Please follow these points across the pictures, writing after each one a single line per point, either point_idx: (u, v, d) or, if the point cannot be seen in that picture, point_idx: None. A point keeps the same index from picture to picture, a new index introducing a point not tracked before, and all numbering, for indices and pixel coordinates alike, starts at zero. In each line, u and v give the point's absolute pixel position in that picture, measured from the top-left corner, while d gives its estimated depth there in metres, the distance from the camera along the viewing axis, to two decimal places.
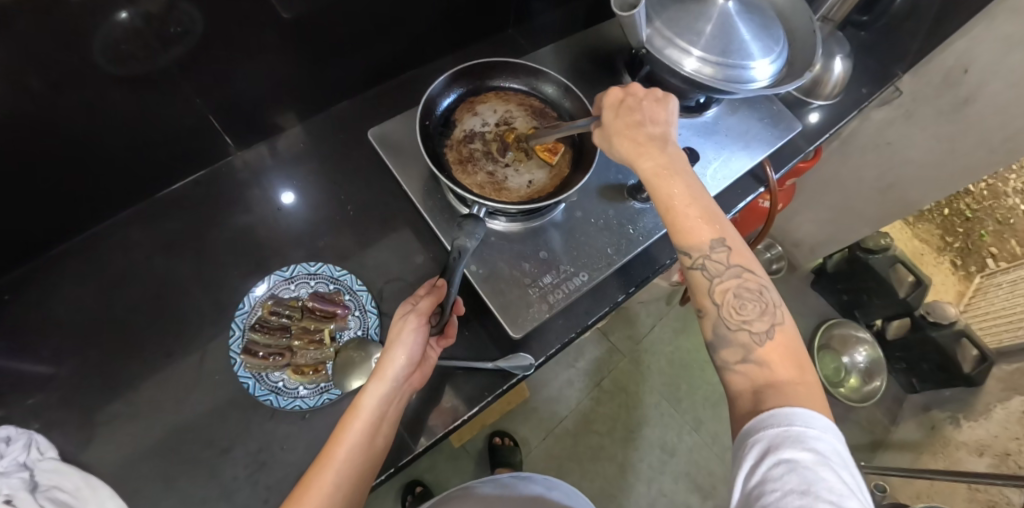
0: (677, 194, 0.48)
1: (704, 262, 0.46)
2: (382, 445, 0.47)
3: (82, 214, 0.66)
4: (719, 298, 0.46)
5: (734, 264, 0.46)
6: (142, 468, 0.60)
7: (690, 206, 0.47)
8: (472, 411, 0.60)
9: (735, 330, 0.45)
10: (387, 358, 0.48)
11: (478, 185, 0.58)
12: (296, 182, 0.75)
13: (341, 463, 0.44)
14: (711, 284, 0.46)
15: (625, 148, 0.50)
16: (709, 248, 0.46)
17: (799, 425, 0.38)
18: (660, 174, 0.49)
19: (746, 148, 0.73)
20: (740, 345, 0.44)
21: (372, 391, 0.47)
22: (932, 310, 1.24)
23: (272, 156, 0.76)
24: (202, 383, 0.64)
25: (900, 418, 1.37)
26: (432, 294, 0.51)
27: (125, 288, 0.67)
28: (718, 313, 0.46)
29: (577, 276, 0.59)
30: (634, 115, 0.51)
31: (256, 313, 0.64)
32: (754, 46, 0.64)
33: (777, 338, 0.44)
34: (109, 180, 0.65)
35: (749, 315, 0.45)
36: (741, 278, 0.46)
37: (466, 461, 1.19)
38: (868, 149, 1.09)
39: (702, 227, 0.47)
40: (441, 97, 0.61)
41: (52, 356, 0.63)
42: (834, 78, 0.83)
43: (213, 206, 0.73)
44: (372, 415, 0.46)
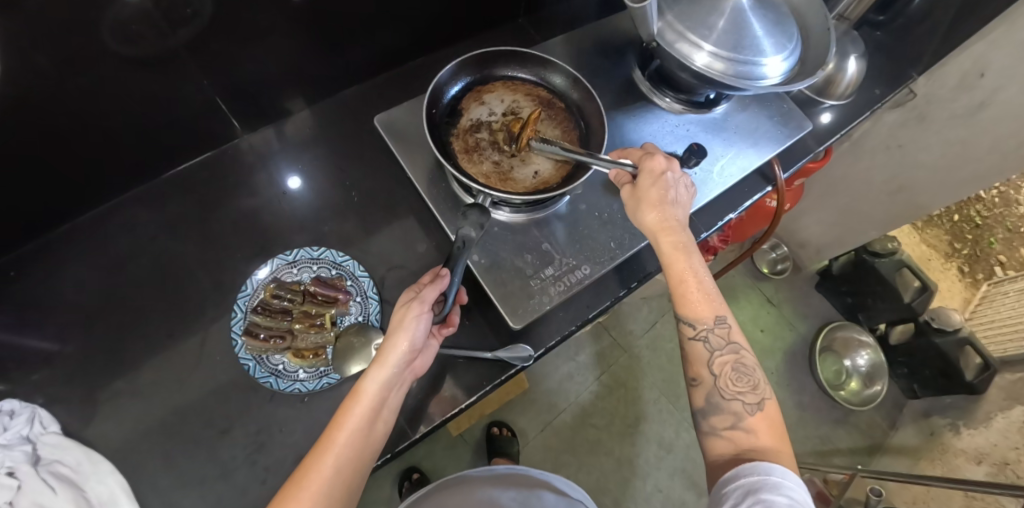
0: (689, 270, 0.52)
1: (707, 335, 0.51)
2: (383, 430, 0.48)
3: (88, 194, 0.67)
4: (717, 369, 0.50)
5: (734, 343, 0.51)
6: (143, 445, 0.60)
7: (699, 283, 0.52)
8: (471, 399, 0.60)
9: (729, 399, 0.49)
10: (390, 343, 0.48)
11: (484, 174, 0.57)
12: (301, 165, 0.75)
13: (343, 448, 0.44)
14: (711, 355, 0.51)
15: (649, 218, 0.53)
16: (712, 323, 0.51)
17: (775, 474, 0.41)
18: (677, 250, 0.52)
19: (755, 146, 0.73)
20: (732, 414, 0.48)
21: (373, 376, 0.47)
22: (937, 316, 1.23)
23: (280, 140, 0.76)
24: (203, 364, 0.64)
25: (899, 423, 1.36)
26: (436, 282, 0.51)
27: (129, 267, 0.68)
28: (715, 383, 0.50)
29: (579, 269, 0.58)
30: (667, 192, 0.54)
31: (258, 295, 0.63)
32: (766, 42, 0.63)
33: (768, 410, 0.48)
34: (114, 160, 0.65)
35: (743, 388, 0.49)
36: (738, 355, 0.50)
37: (463, 450, 1.19)
38: (878, 151, 1.08)
39: (709, 305, 0.51)
40: (448, 85, 0.58)
41: (57, 332, 0.64)
42: (847, 78, 0.83)
43: (219, 189, 0.73)
44: (373, 399, 0.47)
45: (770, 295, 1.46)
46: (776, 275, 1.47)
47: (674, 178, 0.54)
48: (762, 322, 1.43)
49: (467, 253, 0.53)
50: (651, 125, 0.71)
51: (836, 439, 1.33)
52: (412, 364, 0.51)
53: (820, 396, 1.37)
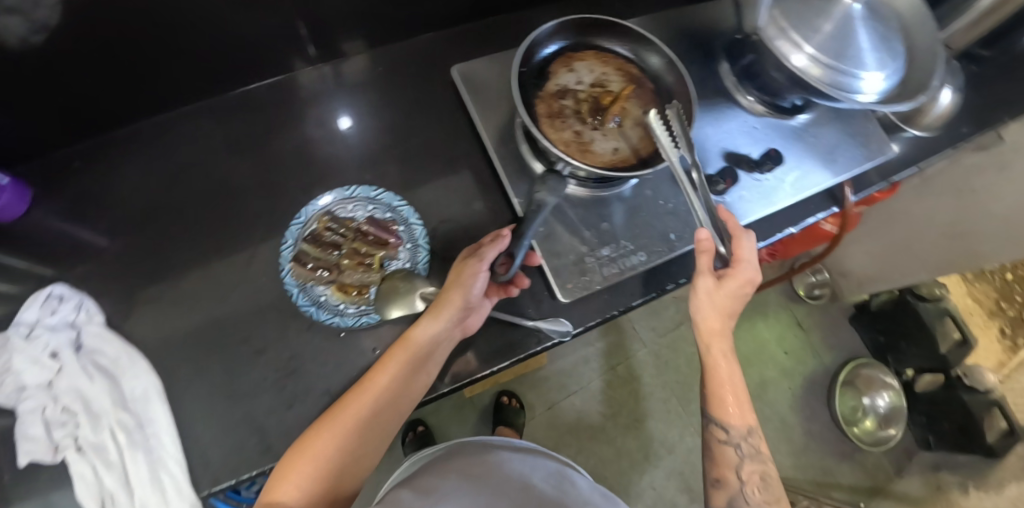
0: (729, 379, 0.54)
1: (738, 441, 0.52)
2: (421, 381, 0.52)
3: (155, 99, 0.68)
4: (744, 476, 0.51)
5: (762, 453, 0.52)
6: (178, 348, 0.62)
7: (735, 392, 0.53)
8: (498, 365, 0.59)
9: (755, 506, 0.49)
10: (446, 296, 0.51)
11: (564, 142, 0.52)
12: (363, 101, 0.73)
13: (383, 387, 0.49)
14: (739, 461, 0.52)
15: (706, 321, 0.54)
16: (744, 432, 0.53)
17: None
18: (723, 356, 0.54)
19: (831, 164, 0.70)
20: None
21: (426, 327, 0.50)
22: (971, 373, 1.21)
23: (332, 83, 0.73)
24: (247, 281, 0.65)
25: (906, 471, 1.33)
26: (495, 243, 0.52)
27: (184, 177, 0.69)
28: (740, 489, 0.51)
29: (635, 255, 0.57)
30: (732, 303, 0.55)
31: (311, 226, 0.62)
32: (869, 56, 0.60)
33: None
34: (184, 70, 0.66)
35: (769, 497, 0.50)
36: (766, 466, 0.52)
37: (470, 413, 1.20)
38: (949, 192, 1.03)
39: (742, 415, 0.53)
40: (541, 45, 0.53)
41: (106, 230, 0.66)
42: (938, 110, 0.80)
43: (279, 113, 0.72)
44: (419, 349, 0.50)
45: (801, 319, 1.41)
46: (813, 300, 1.42)
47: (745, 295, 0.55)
48: (788, 345, 1.39)
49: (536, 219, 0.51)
50: (729, 122, 0.68)
51: (838, 474, 1.31)
52: (467, 320, 0.54)
53: (832, 428, 1.34)
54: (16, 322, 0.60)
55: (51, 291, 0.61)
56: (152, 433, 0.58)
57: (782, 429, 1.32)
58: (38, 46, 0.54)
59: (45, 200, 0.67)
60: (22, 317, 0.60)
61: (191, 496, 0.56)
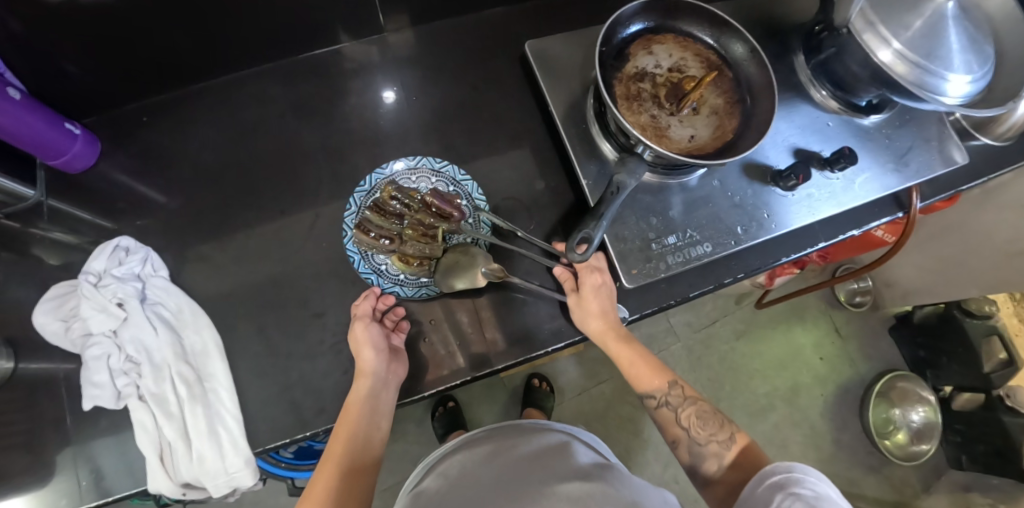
0: (635, 356, 0.59)
1: (666, 399, 0.57)
2: (379, 429, 0.55)
3: (221, 60, 0.69)
4: (686, 423, 0.55)
5: (690, 396, 0.57)
6: (238, 305, 0.64)
7: (644, 359, 0.59)
8: (556, 346, 0.61)
9: (706, 443, 0.54)
10: (360, 359, 0.55)
11: (641, 126, 0.51)
12: (426, 74, 0.72)
13: (342, 449, 0.53)
14: (676, 414, 0.56)
15: (592, 327, 0.57)
16: (666, 387, 0.57)
17: (800, 472, 0.44)
18: (620, 340, 0.58)
19: (902, 168, 0.68)
20: (712, 456, 0.53)
21: (357, 388, 0.54)
22: (1013, 393, 1.15)
23: (381, 56, 0.73)
24: (307, 245, 0.66)
25: (934, 488, 1.31)
26: (368, 302, 0.58)
27: (247, 139, 0.70)
28: (688, 436, 0.55)
29: (700, 245, 0.57)
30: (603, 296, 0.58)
31: (375, 194, 0.63)
32: (960, 57, 0.58)
33: (738, 442, 0.53)
34: (254, 34, 0.67)
35: (712, 429, 0.54)
36: (696, 404, 0.56)
37: (501, 392, 1.21)
38: (1010, 208, 0.98)
39: (656, 374, 0.58)
40: (622, 26, 0.52)
41: (164, 187, 0.68)
42: (1013, 120, 0.78)
43: (341, 82, 0.72)
44: (363, 406, 0.54)
45: (839, 326, 1.38)
46: (853, 307, 1.38)
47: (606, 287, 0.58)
48: (823, 351, 1.35)
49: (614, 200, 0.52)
50: (801, 117, 0.66)
51: (863, 485, 1.29)
52: (393, 367, 0.56)
53: (862, 439, 1.31)
54: (86, 271, 0.61)
55: (118, 244, 0.63)
56: (212, 388, 0.60)
57: (810, 435, 1.30)
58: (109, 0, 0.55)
59: (113, 153, 0.69)
60: (90, 267, 0.62)
61: (245, 452, 0.59)
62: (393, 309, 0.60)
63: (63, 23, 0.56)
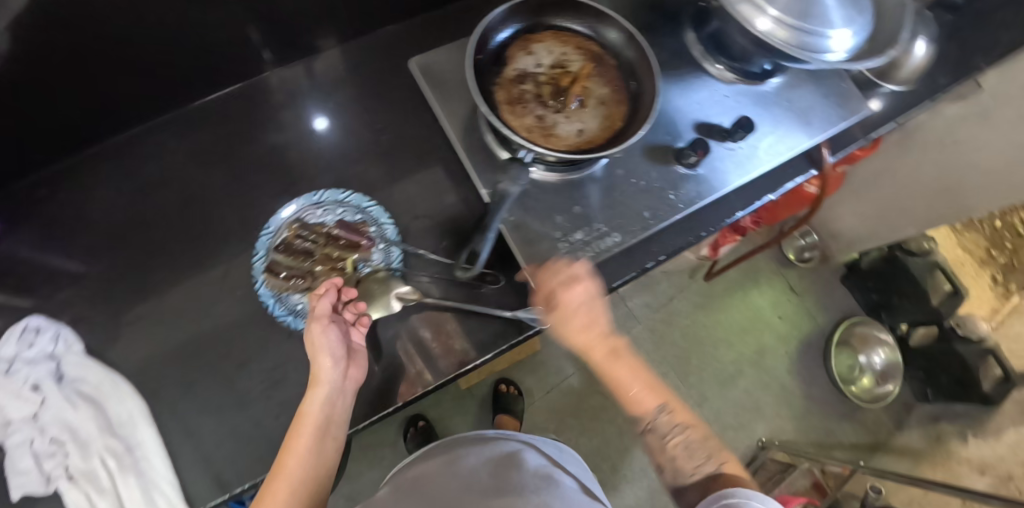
0: (626, 375, 0.50)
1: (655, 423, 0.48)
2: (335, 447, 0.48)
3: (111, 120, 0.66)
4: (671, 448, 0.46)
5: (682, 422, 0.48)
6: (161, 369, 0.62)
7: (637, 379, 0.50)
8: (483, 358, 0.57)
9: (692, 475, 0.45)
10: (316, 366, 0.49)
11: (526, 128, 0.50)
12: (324, 102, 0.71)
13: (292, 469, 0.45)
14: (663, 437, 0.47)
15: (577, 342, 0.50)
16: (656, 410, 0.48)
17: (754, 499, 0.39)
18: (609, 356, 0.50)
19: (807, 126, 0.69)
20: (698, 487, 0.44)
21: (313, 396, 0.48)
22: (964, 323, 1.25)
23: (279, 90, 0.72)
24: (223, 296, 0.64)
25: (906, 424, 1.34)
26: (328, 296, 0.53)
27: (153, 194, 0.67)
28: (674, 465, 0.46)
29: (609, 236, 0.57)
30: (587, 308, 0.51)
31: (281, 234, 0.61)
32: (837, 13, 0.59)
33: (728, 466, 0.45)
34: (139, 89, 0.65)
35: (698, 457, 0.45)
36: (686, 432, 0.47)
37: (470, 404, 1.19)
38: (931, 148, 1.03)
39: (649, 394, 0.49)
40: (495, 31, 0.52)
41: (86, 254, 0.65)
42: (913, 62, 0.78)
43: (239, 124, 0.70)
44: (318, 418, 0.47)
45: (793, 283, 1.41)
46: (804, 263, 1.41)
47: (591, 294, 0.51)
48: (781, 309, 1.38)
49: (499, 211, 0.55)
50: (698, 94, 0.66)
51: (839, 433, 1.32)
52: (349, 373, 0.51)
53: (831, 389, 1.34)
54: None
55: (26, 324, 0.60)
56: (142, 456, 0.58)
57: (781, 394, 1.32)
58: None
59: (14, 231, 0.65)
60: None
61: None
62: (352, 303, 0.56)
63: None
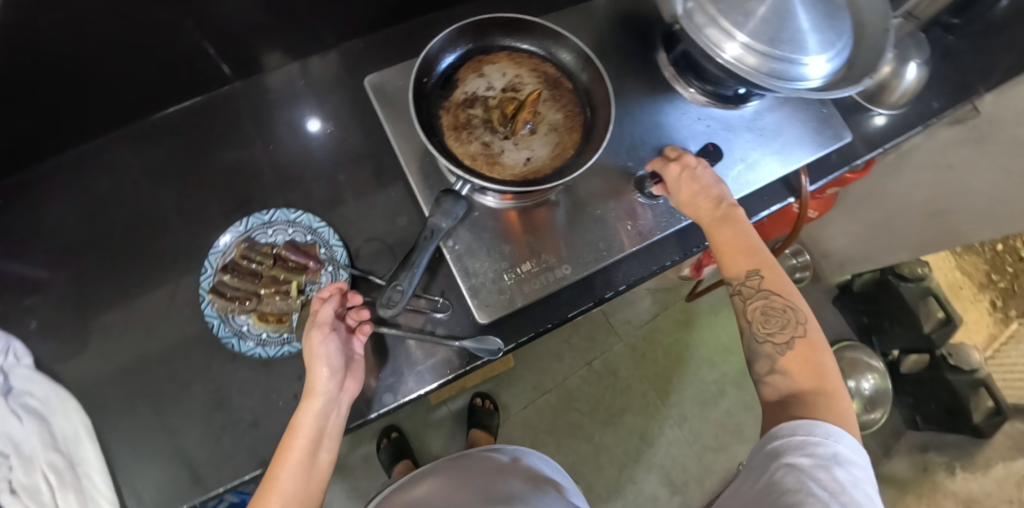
0: (727, 239, 0.53)
1: (739, 288, 0.53)
2: (327, 455, 0.49)
3: (69, 134, 0.66)
4: (749, 316, 0.52)
5: (765, 289, 0.51)
6: (105, 384, 0.61)
7: (737, 242, 0.53)
8: (428, 389, 0.56)
9: (762, 342, 0.51)
10: (312, 377, 0.48)
11: (470, 155, 0.48)
12: (281, 115, 0.70)
13: (283, 480, 0.46)
14: (743, 305, 0.52)
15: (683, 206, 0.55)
16: (743, 277, 0.52)
17: (800, 433, 0.44)
18: (712, 221, 0.54)
19: (780, 152, 0.67)
20: (766, 356, 0.50)
21: (305, 409, 0.48)
22: (956, 352, 1.17)
23: (233, 104, 0.70)
24: (173, 313, 0.63)
25: (894, 451, 1.31)
26: (332, 300, 0.51)
27: (112, 206, 0.66)
28: (749, 328, 0.52)
29: (559, 267, 0.55)
30: (696, 181, 0.55)
31: (230, 254, 0.59)
32: (811, 37, 0.57)
33: (797, 349, 0.49)
34: (94, 103, 0.64)
35: (773, 328, 0.50)
36: (769, 299, 0.51)
37: (445, 417, 1.18)
38: (924, 168, 0.99)
39: (743, 260, 0.53)
40: (443, 53, 0.50)
41: (50, 260, 0.64)
42: (905, 86, 0.76)
43: (195, 137, 0.69)
44: (311, 432, 0.47)
45: None
46: (793, 283, 1.37)
47: (703, 171, 0.55)
48: None
49: (433, 242, 0.52)
50: (667, 118, 0.64)
51: None
52: (346, 384, 0.51)
53: None
54: None
55: None
56: (85, 473, 0.57)
57: None
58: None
59: None
60: None
61: None
62: (355, 307, 0.53)
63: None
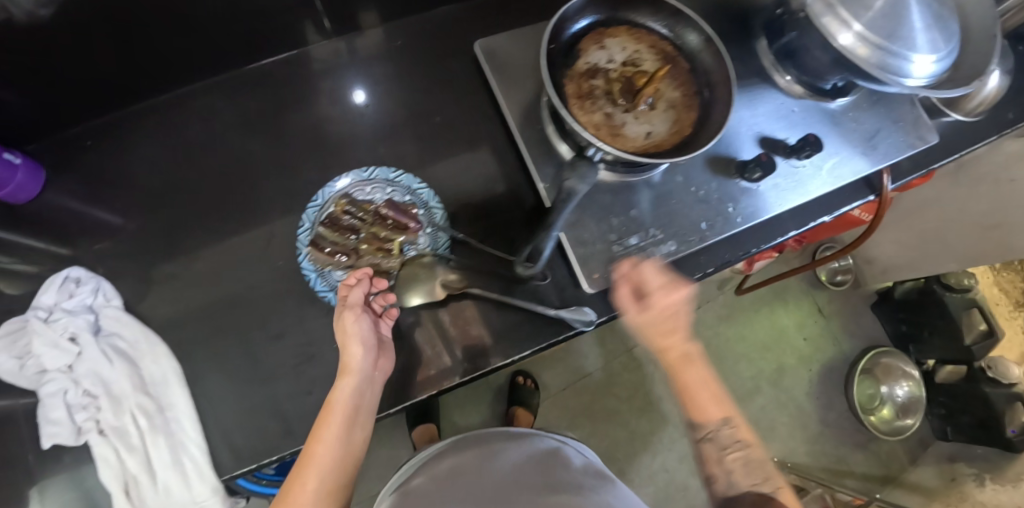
0: (697, 382, 0.50)
1: (715, 434, 0.49)
2: (362, 433, 0.51)
3: (162, 77, 0.66)
4: (728, 464, 0.48)
5: (741, 440, 0.49)
6: (195, 328, 0.62)
7: (707, 381, 0.51)
8: (523, 353, 0.58)
9: (743, 489, 0.47)
10: (346, 355, 0.50)
11: (594, 125, 0.49)
12: (373, 76, 0.69)
13: (321, 457, 0.48)
14: (721, 452, 0.49)
15: (659, 345, 0.51)
16: (721, 423, 0.49)
17: None
18: (682, 361, 0.51)
19: (869, 153, 0.66)
20: (752, 505, 0.46)
21: (341, 387, 0.50)
22: (995, 365, 1.16)
23: (323, 61, 0.70)
24: (263, 264, 0.64)
25: (921, 460, 1.31)
26: (362, 284, 0.53)
27: (202, 154, 0.67)
28: (727, 479, 0.48)
29: (664, 244, 0.56)
30: (671, 319, 0.50)
31: (328, 208, 0.61)
32: (923, 36, 0.55)
33: (781, 497, 0.46)
34: (186, 45, 0.64)
35: (755, 478, 0.47)
36: (745, 449, 0.49)
37: (485, 393, 1.19)
38: (984, 179, 0.98)
39: (716, 405, 0.50)
40: (571, 21, 0.50)
41: (123, 208, 0.65)
42: (984, 94, 0.76)
43: (283, 91, 0.69)
44: (346, 409, 0.49)
45: (822, 305, 1.38)
46: (834, 285, 1.38)
47: (682, 296, 0.50)
48: (807, 331, 1.35)
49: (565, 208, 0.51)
50: (765, 105, 0.64)
51: (851, 462, 1.30)
52: (379, 363, 0.52)
53: (849, 417, 1.32)
54: (34, 307, 0.59)
55: (68, 274, 0.61)
56: (174, 417, 0.58)
57: (797, 416, 1.30)
58: (44, 18, 0.54)
59: (59, 179, 0.66)
60: (41, 301, 0.59)
61: (213, 480, 0.57)
62: (382, 292, 0.55)
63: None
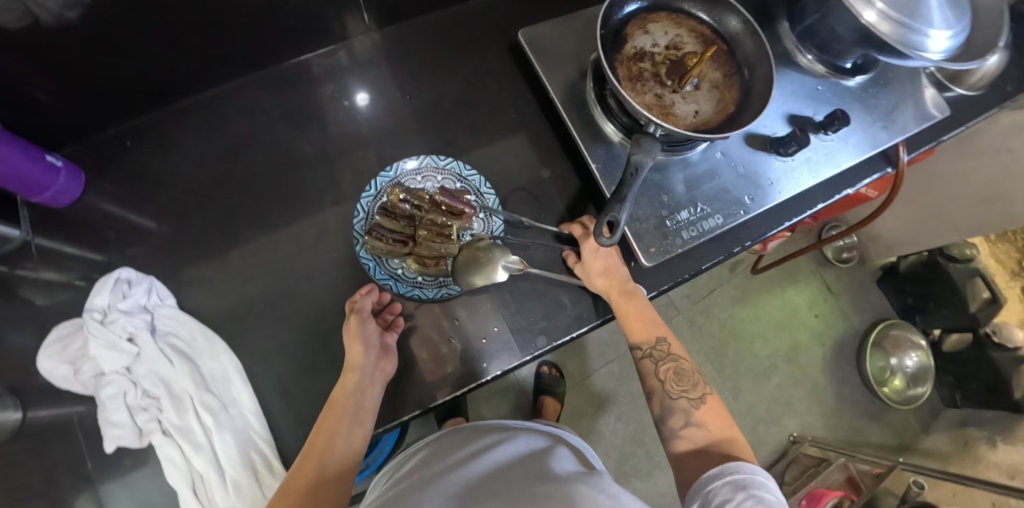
0: (634, 309, 0.57)
1: (651, 351, 0.57)
2: (363, 432, 0.52)
3: (199, 76, 0.67)
4: (663, 376, 0.56)
5: (674, 354, 0.57)
6: (249, 323, 0.63)
7: (643, 310, 0.58)
8: (581, 330, 0.61)
9: (676, 398, 0.55)
10: (350, 354, 0.54)
11: (646, 105, 0.52)
12: (409, 71, 0.71)
13: (325, 448, 0.49)
14: (655, 367, 0.57)
15: (597, 284, 0.58)
16: (654, 342, 0.57)
17: (755, 473, 0.44)
18: (622, 293, 0.58)
19: (886, 129, 0.69)
20: (682, 411, 0.54)
21: (345, 383, 0.53)
22: (999, 330, 1.19)
23: (356, 58, 0.71)
24: (315, 258, 0.65)
25: (932, 428, 1.36)
26: (368, 295, 0.58)
27: (244, 152, 0.68)
28: (663, 389, 0.56)
29: (711, 217, 0.59)
30: (611, 258, 0.58)
31: (382, 197, 0.63)
32: (938, 13, 0.58)
33: (708, 403, 0.54)
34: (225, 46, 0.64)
35: (686, 387, 0.55)
36: (678, 362, 0.57)
37: (513, 383, 1.21)
38: (983, 152, 1.02)
39: (651, 327, 0.58)
40: (619, 7, 0.53)
41: (157, 212, 0.66)
42: (985, 70, 0.82)
43: (320, 88, 0.70)
44: (349, 404, 0.52)
45: (830, 283, 1.42)
46: (840, 262, 1.42)
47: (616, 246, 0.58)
48: (818, 308, 1.39)
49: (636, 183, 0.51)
50: (791, 84, 0.67)
51: (867, 432, 1.34)
52: (382, 365, 0.56)
53: (862, 389, 1.36)
54: (89, 308, 0.59)
55: (119, 276, 0.61)
56: (237, 412, 0.59)
57: (813, 391, 1.34)
58: (74, 20, 0.52)
59: (99, 180, 0.66)
60: (95, 302, 0.59)
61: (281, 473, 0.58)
62: (388, 307, 0.61)
63: (18, 48, 0.52)
